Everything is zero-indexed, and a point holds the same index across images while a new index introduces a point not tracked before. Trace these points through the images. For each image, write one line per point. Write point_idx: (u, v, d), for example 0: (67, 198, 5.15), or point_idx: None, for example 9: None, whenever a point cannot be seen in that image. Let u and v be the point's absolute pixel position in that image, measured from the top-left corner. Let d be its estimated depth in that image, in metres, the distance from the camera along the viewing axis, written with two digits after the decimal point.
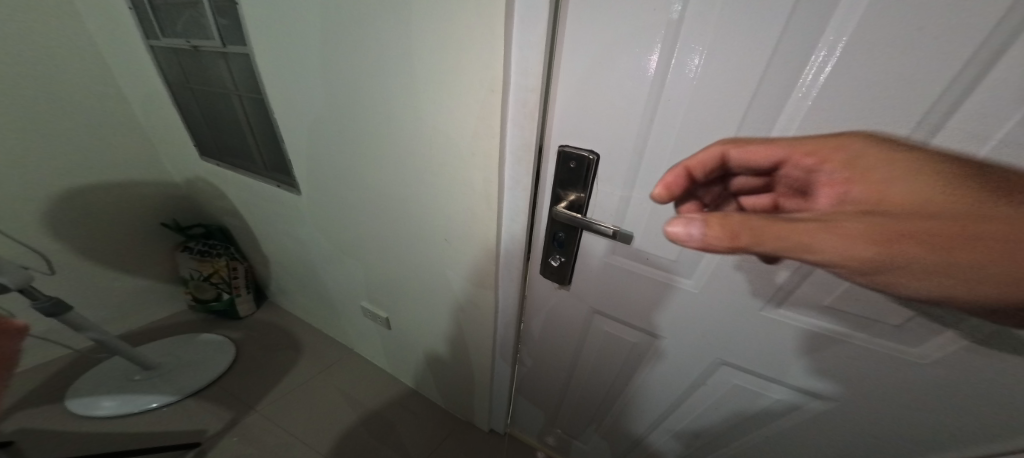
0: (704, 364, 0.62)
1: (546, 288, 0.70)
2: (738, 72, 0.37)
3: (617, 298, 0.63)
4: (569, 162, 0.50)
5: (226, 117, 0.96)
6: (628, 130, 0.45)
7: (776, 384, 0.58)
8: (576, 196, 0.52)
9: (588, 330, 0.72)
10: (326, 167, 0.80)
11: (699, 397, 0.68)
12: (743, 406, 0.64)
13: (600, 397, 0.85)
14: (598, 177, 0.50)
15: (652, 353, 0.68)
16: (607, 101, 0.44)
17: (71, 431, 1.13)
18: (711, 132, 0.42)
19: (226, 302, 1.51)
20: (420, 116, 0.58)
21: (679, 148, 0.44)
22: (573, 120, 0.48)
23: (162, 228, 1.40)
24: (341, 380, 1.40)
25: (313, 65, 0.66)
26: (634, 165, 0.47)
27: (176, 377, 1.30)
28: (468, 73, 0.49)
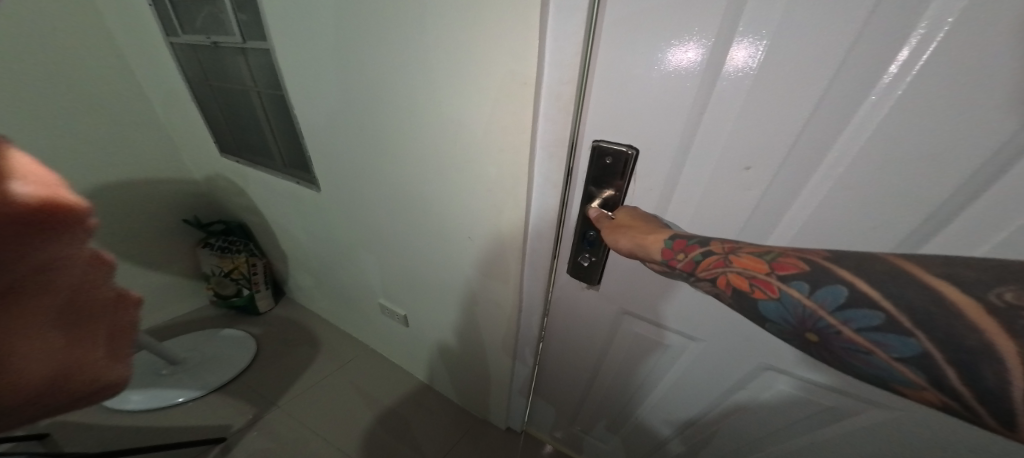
0: (744, 368, 0.60)
1: (573, 288, 0.68)
2: (811, 63, 0.34)
3: (649, 299, 0.60)
4: (603, 158, 0.48)
5: (246, 114, 0.96)
6: (675, 125, 0.42)
7: (813, 386, 0.56)
8: (610, 193, 0.50)
9: (615, 331, 0.70)
10: (346, 164, 0.79)
11: (735, 402, 0.66)
12: (778, 411, 0.62)
13: (624, 397, 0.83)
14: (636, 175, 0.48)
15: (685, 356, 0.66)
16: (653, 94, 0.42)
17: (101, 424, 1.16)
18: (771, 126, 0.38)
19: (246, 298, 1.53)
20: (445, 112, 0.56)
21: (731, 143, 0.41)
22: (608, 115, 0.45)
23: (184, 225, 1.43)
24: (359, 377, 1.42)
25: (334, 60, 0.64)
26: (678, 160, 0.45)
27: (200, 372, 1.33)
28: (498, 65, 0.47)
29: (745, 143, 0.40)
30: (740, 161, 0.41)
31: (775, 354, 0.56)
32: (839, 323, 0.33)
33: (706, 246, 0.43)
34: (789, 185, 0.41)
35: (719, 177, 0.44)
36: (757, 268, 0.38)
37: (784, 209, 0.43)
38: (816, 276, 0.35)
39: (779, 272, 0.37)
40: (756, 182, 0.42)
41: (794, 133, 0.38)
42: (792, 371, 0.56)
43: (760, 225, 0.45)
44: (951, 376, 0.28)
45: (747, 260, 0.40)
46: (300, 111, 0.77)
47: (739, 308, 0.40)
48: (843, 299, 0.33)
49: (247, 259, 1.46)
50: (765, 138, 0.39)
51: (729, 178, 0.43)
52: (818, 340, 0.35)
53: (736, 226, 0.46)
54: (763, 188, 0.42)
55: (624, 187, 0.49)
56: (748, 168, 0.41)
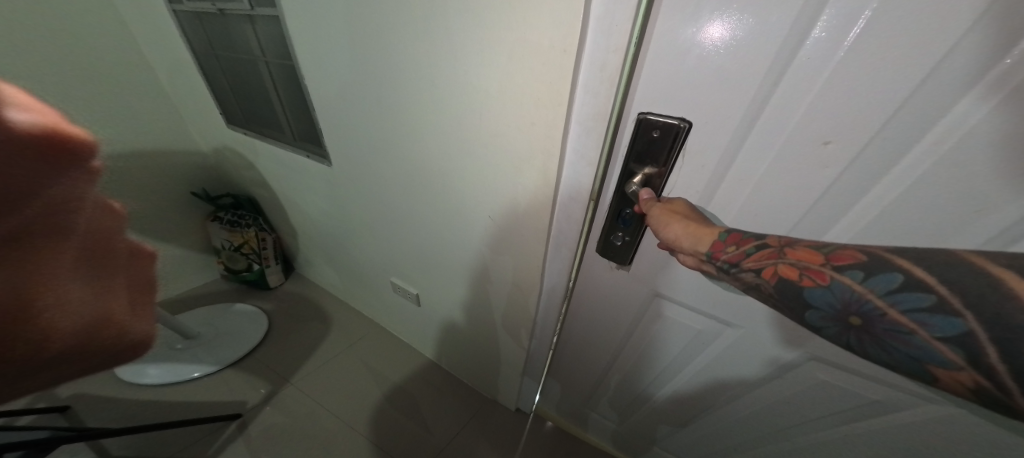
0: (785, 358, 0.60)
1: (602, 269, 0.66)
2: (927, 28, 0.31)
3: (684, 281, 0.59)
4: (651, 131, 0.45)
5: (254, 85, 0.91)
6: (749, 95, 0.39)
7: (841, 371, 0.56)
8: (650, 171, 0.48)
9: (650, 315, 0.69)
10: (361, 138, 0.74)
11: (768, 390, 0.66)
12: (802, 394, 0.63)
13: (646, 378, 0.83)
14: (686, 149, 0.46)
15: (720, 340, 0.65)
16: (727, 59, 0.38)
17: (121, 396, 1.20)
18: (864, 97, 0.35)
19: (257, 273, 1.54)
20: (472, 84, 0.51)
21: (810, 114, 0.38)
22: (659, 86, 0.43)
23: (193, 198, 1.41)
24: (371, 353, 1.44)
25: (347, 26, 0.59)
26: (742, 133, 0.42)
27: (215, 347, 1.36)
28: (537, 31, 0.42)
29: (827, 115, 0.37)
30: (818, 134, 0.38)
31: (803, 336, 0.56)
32: (884, 306, 0.31)
33: (764, 244, 0.41)
34: (872, 164, 0.38)
35: (789, 152, 0.41)
36: (812, 259, 0.36)
37: (863, 191, 0.40)
38: (872, 264, 0.33)
39: (836, 263, 0.35)
40: (835, 158, 0.39)
41: (890, 106, 0.34)
42: (833, 359, 0.56)
43: (833, 207, 0.42)
44: (991, 355, 0.27)
45: (805, 254, 0.37)
46: (311, 84, 0.72)
47: (781, 297, 0.38)
48: (896, 286, 0.31)
49: (257, 234, 1.45)
50: (852, 110, 0.36)
51: (804, 153, 0.40)
52: (860, 324, 0.33)
53: (805, 206, 0.43)
54: (844, 165, 0.39)
55: (668, 164, 0.47)
56: (828, 143, 0.38)
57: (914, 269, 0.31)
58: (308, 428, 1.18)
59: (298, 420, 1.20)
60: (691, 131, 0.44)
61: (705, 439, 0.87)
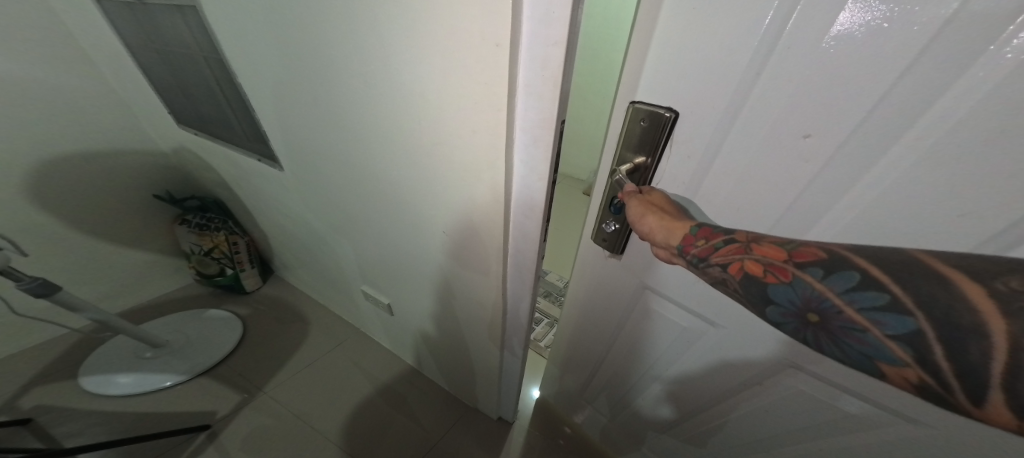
0: (766, 362, 0.52)
1: (597, 258, 0.62)
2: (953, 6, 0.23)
3: (671, 275, 0.53)
4: (640, 121, 0.40)
5: (197, 88, 0.76)
6: (725, 83, 0.33)
7: (857, 399, 0.47)
8: (640, 161, 0.42)
9: (636, 306, 0.63)
10: (303, 140, 0.66)
11: (742, 399, 0.61)
12: (781, 407, 0.56)
13: (630, 376, 0.80)
14: (672, 140, 0.40)
15: (700, 340, 0.59)
16: (709, 40, 0.32)
17: (86, 408, 1.14)
18: (851, 90, 0.28)
19: (231, 277, 1.47)
20: (407, 82, 0.43)
21: (787, 103, 0.31)
22: (657, 74, 0.37)
23: (156, 201, 1.32)
24: (352, 356, 1.40)
25: (263, 17, 0.50)
26: (724, 126, 0.36)
27: (188, 354, 1.30)
28: (464, 21, 0.34)
29: (810, 106, 0.30)
30: (796, 125, 0.32)
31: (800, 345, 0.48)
32: (841, 303, 0.28)
33: (732, 238, 0.36)
34: (853, 166, 0.31)
35: (766, 145, 0.34)
36: (775, 255, 0.32)
37: (844, 191, 0.33)
38: (833, 261, 0.29)
39: (797, 260, 0.31)
40: (814, 155, 0.32)
41: (893, 106, 0.28)
42: (840, 382, 0.47)
43: (812, 208, 0.35)
44: (939, 354, 0.24)
45: (769, 250, 0.33)
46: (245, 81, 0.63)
47: (742, 293, 0.34)
48: (855, 283, 0.28)
49: (227, 237, 1.38)
50: (840, 103, 0.29)
51: (780, 146, 0.34)
52: (817, 321, 0.29)
53: (780, 205, 0.37)
54: (820, 163, 0.33)
55: (657, 154, 0.41)
56: (808, 137, 0.32)
57: (870, 268, 0.27)
58: (282, 437, 1.14)
59: (272, 429, 1.16)
60: (677, 123, 0.38)
61: (686, 448, 0.84)
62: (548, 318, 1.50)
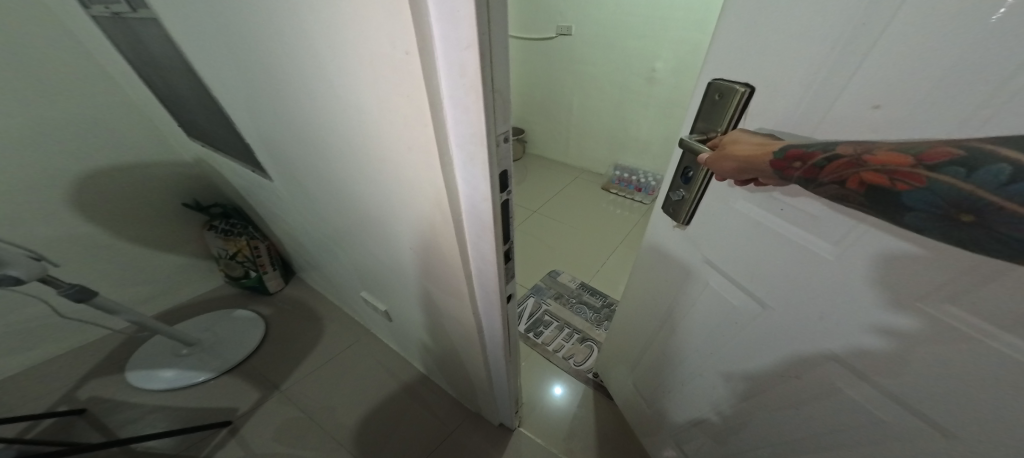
0: (802, 352, 0.47)
1: (664, 228, 0.65)
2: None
3: (728, 245, 0.52)
4: (715, 94, 0.44)
5: (189, 99, 0.76)
6: (800, 54, 0.35)
7: (906, 413, 0.39)
8: (716, 132, 0.45)
9: (688, 279, 0.63)
10: (275, 149, 0.65)
11: (777, 407, 0.55)
12: (820, 419, 0.49)
13: (671, 364, 0.77)
14: (747, 114, 0.42)
15: (746, 326, 0.54)
16: (786, 16, 0.35)
17: (131, 401, 1.25)
18: (917, 62, 0.28)
19: (255, 279, 1.51)
20: (337, 97, 0.39)
21: (864, 75, 0.31)
22: (743, 48, 0.40)
23: (185, 209, 1.38)
24: (368, 356, 1.43)
25: (211, 29, 0.48)
26: (798, 98, 0.36)
27: (217, 352, 1.38)
28: (370, 35, 0.29)
29: (881, 77, 0.30)
30: (864, 96, 0.32)
31: (863, 349, 0.41)
32: (991, 200, 0.22)
33: (831, 150, 0.30)
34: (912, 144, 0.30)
35: (834, 116, 0.34)
36: (892, 159, 0.26)
37: None
38: (974, 155, 0.23)
39: (926, 162, 0.25)
40: (880, 128, 0.32)
41: (972, 82, 0.26)
42: (899, 388, 0.39)
43: None
44: None
45: (884, 154, 0.27)
46: (220, 98, 0.64)
47: (864, 207, 0.29)
48: (1011, 175, 0.22)
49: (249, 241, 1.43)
50: (911, 75, 0.29)
51: (846, 116, 0.33)
52: (971, 222, 0.24)
53: None
54: (885, 135, 0.31)
55: (730, 127, 0.44)
56: (877, 107, 0.31)
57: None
58: (303, 430, 1.19)
59: (297, 420, 1.22)
60: (753, 97, 0.40)
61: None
62: (557, 321, 1.44)
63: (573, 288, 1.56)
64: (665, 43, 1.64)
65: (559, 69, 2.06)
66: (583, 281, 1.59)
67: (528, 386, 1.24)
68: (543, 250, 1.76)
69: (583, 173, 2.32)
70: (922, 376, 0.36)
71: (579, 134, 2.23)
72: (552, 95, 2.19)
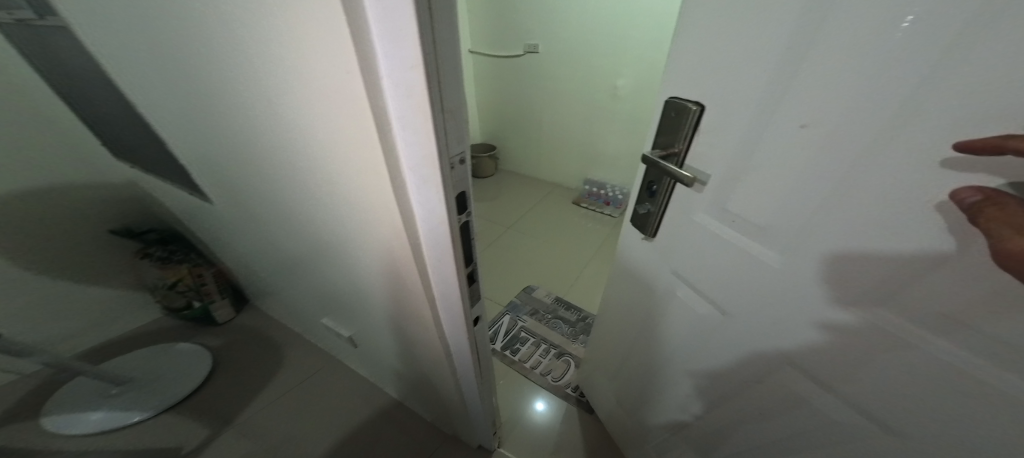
0: (760, 357, 0.48)
1: (633, 240, 0.65)
2: (930, 20, 0.26)
3: (691, 256, 0.53)
4: (672, 111, 0.47)
5: (114, 116, 0.69)
6: (737, 81, 0.39)
7: (853, 413, 0.41)
8: (675, 148, 0.48)
9: (657, 290, 0.63)
10: (214, 170, 0.60)
11: (746, 413, 0.55)
12: (783, 423, 0.50)
13: (648, 372, 0.75)
14: (699, 131, 0.45)
15: (711, 334, 0.55)
16: (724, 45, 0.39)
17: (51, 450, 1.06)
18: (824, 95, 0.33)
19: (200, 310, 1.35)
20: (278, 119, 0.36)
21: (789, 102, 0.35)
22: (692, 70, 0.43)
23: (110, 237, 1.23)
24: (344, 379, 1.28)
25: (135, 43, 0.43)
26: (738, 119, 0.40)
27: (157, 388, 1.20)
28: (307, 52, 0.27)
29: (800, 104, 0.35)
30: (790, 120, 0.36)
31: (816, 356, 0.42)
32: None
33: None
34: (829, 162, 0.34)
35: (770, 134, 0.38)
36: None
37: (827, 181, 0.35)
38: None
39: None
40: (804, 147, 0.36)
41: (868, 114, 0.31)
42: (845, 390, 0.41)
43: (800, 196, 0.38)
44: None
45: None
46: (149, 116, 0.58)
47: None
48: None
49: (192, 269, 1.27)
50: (822, 105, 0.33)
51: (778, 137, 0.37)
52: None
53: (779, 193, 0.39)
54: (808, 154, 0.35)
55: (687, 142, 0.47)
56: (803, 126, 0.35)
57: None
58: None
59: None
60: (704, 115, 0.44)
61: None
62: (534, 337, 1.41)
63: (548, 303, 1.54)
64: (626, 62, 1.71)
65: (527, 86, 2.10)
66: (558, 296, 1.58)
67: (507, 406, 1.18)
68: (516, 265, 1.75)
69: (554, 187, 2.36)
70: (870, 379, 0.38)
71: (549, 149, 2.26)
72: (521, 111, 2.23)
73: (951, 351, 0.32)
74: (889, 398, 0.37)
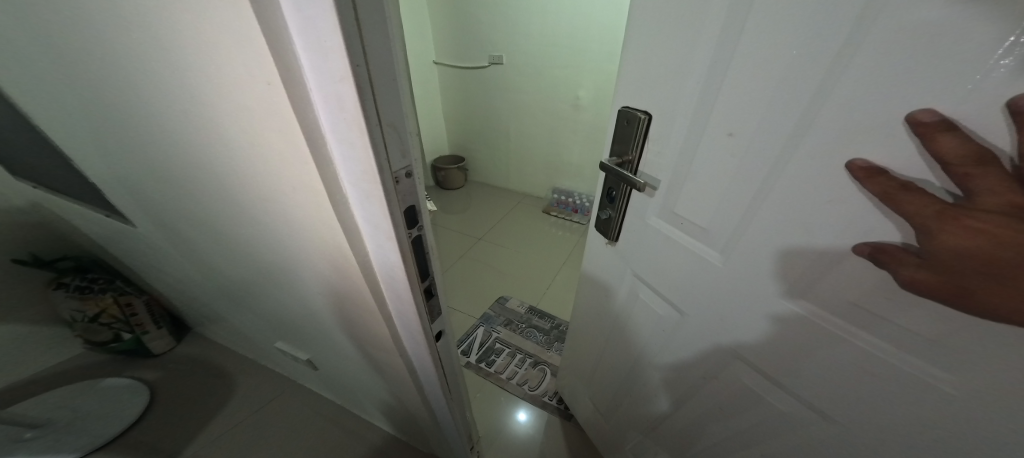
0: (713, 352, 0.50)
1: (596, 244, 0.66)
2: (820, 42, 0.29)
3: (649, 258, 0.54)
4: (624, 120, 0.49)
5: (12, 132, 0.62)
6: (676, 93, 0.42)
7: (794, 401, 0.43)
8: (629, 156, 0.50)
9: (620, 292, 0.64)
10: (135, 190, 0.54)
11: (709, 408, 0.56)
12: (739, 415, 0.51)
13: (622, 373, 0.75)
14: (649, 138, 0.47)
15: (670, 334, 0.56)
16: (662, 60, 0.41)
17: None
18: (745, 109, 0.36)
19: (131, 342, 1.20)
20: (199, 133, 0.33)
21: (719, 111, 0.38)
22: (638, 81, 0.45)
23: (15, 267, 1.07)
24: (305, 403, 1.18)
25: (28, 51, 0.39)
26: (679, 128, 0.43)
27: (80, 430, 1.05)
28: (224, 63, 0.25)
29: (727, 115, 0.38)
30: (721, 128, 0.39)
31: (762, 349, 0.44)
32: None
33: None
34: (758, 167, 0.37)
35: (704, 143, 0.41)
36: None
37: (759, 185, 0.37)
38: None
39: None
40: (734, 154, 0.38)
41: (783, 124, 0.34)
42: (788, 381, 0.43)
43: (736, 200, 0.40)
44: None
45: None
46: (51, 131, 0.52)
47: None
48: None
49: (118, 299, 1.13)
50: (746, 116, 0.36)
51: (712, 144, 0.40)
52: None
53: (720, 198, 0.41)
54: (739, 160, 0.38)
55: (640, 150, 0.49)
56: (731, 134, 0.38)
57: None
58: None
59: None
60: (652, 123, 0.46)
61: None
62: (509, 348, 1.39)
63: (522, 314, 1.53)
64: (585, 74, 1.77)
65: (492, 97, 2.11)
66: (531, 305, 1.57)
67: (482, 421, 1.14)
68: (487, 276, 1.73)
69: (523, 197, 2.37)
70: (809, 367, 0.40)
71: (516, 158, 2.28)
72: (487, 121, 2.23)
73: (872, 341, 0.34)
74: (826, 385, 0.39)
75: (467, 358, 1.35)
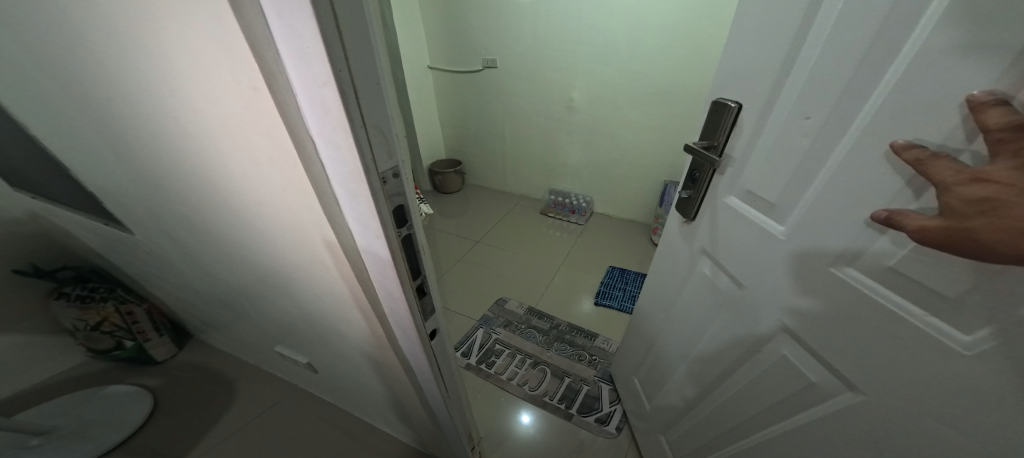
0: (763, 324, 0.51)
1: (675, 225, 0.71)
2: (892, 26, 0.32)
3: (720, 233, 0.57)
4: (716, 109, 0.54)
5: (10, 143, 0.63)
6: (768, 76, 0.45)
7: (825, 371, 0.44)
8: (713, 142, 0.55)
9: (689, 269, 0.67)
10: (129, 197, 0.55)
11: (742, 381, 0.57)
12: (766, 386, 0.53)
13: (665, 356, 0.80)
14: (736, 125, 0.51)
15: (724, 306, 0.58)
16: (755, 54, 0.46)
17: None
18: (820, 89, 0.39)
19: (132, 350, 1.21)
20: (192, 142, 0.34)
21: (798, 92, 0.42)
22: (734, 72, 0.51)
23: (15, 278, 1.08)
24: (320, 405, 1.18)
25: (21, 62, 0.39)
26: (764, 112, 0.47)
27: (81, 435, 1.06)
28: (211, 72, 0.26)
29: (806, 95, 0.40)
30: (799, 108, 0.41)
31: (800, 317, 0.45)
32: None
33: None
34: (819, 147, 0.40)
35: (784, 125, 0.44)
36: None
37: (821, 162, 0.40)
38: None
39: None
40: (809, 134, 0.41)
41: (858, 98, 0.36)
42: (821, 350, 0.44)
43: (802, 177, 0.43)
44: None
45: None
46: (46, 140, 0.53)
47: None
48: None
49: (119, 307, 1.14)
50: (822, 96, 0.39)
51: (790, 128, 0.43)
52: None
53: (787, 176, 0.44)
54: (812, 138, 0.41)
55: (725, 137, 0.53)
56: (809, 118, 0.41)
57: None
58: None
59: None
60: (741, 111, 0.50)
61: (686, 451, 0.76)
62: (509, 349, 1.40)
63: (521, 314, 1.54)
64: (579, 75, 1.78)
65: (488, 100, 2.13)
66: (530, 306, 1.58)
67: (483, 422, 1.15)
68: (487, 278, 1.74)
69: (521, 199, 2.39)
70: (838, 332, 0.42)
71: (513, 159, 2.29)
72: (484, 124, 2.24)
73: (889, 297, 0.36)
74: (852, 350, 0.40)
75: (468, 359, 1.35)
